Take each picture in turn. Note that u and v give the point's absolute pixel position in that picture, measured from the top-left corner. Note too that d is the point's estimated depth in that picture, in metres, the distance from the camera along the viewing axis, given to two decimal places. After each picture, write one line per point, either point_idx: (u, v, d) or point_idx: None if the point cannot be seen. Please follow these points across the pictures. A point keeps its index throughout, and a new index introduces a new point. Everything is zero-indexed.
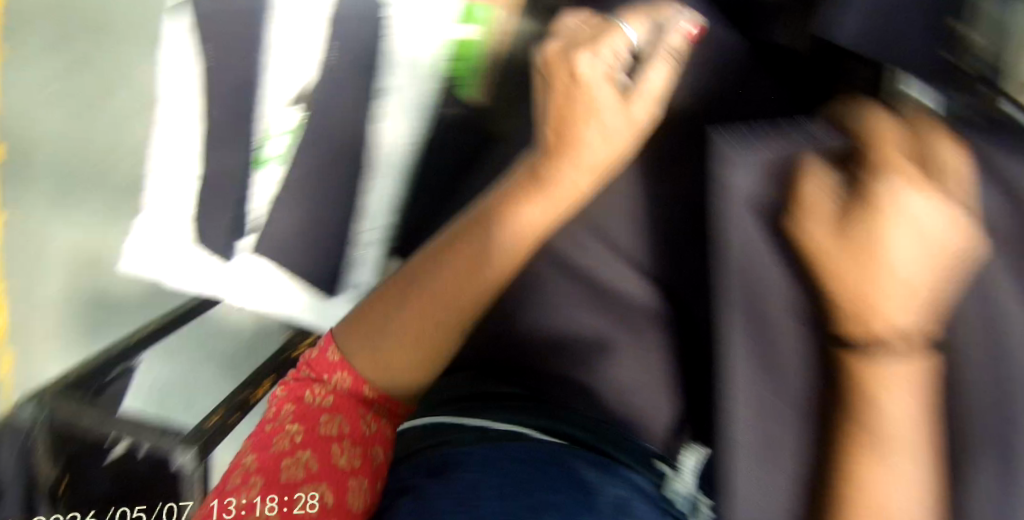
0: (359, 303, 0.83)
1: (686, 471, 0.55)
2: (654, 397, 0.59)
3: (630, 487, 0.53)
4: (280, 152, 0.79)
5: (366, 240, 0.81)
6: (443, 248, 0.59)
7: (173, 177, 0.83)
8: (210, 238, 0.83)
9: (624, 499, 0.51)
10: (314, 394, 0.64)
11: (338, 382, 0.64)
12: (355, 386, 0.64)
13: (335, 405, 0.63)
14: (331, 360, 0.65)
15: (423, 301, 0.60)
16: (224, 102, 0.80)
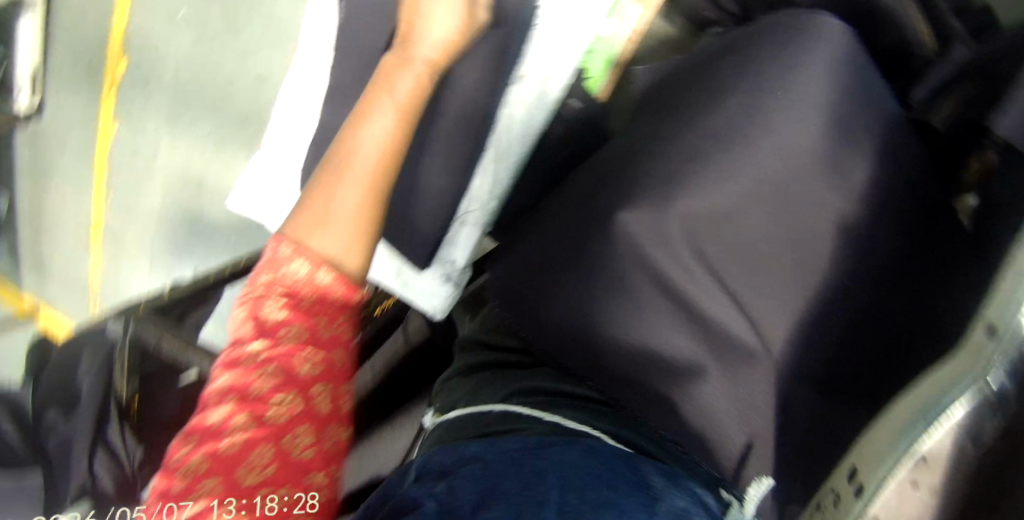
0: (450, 280, 0.87)
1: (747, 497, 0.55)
2: (727, 424, 0.58)
3: (692, 499, 0.45)
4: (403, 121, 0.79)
5: (470, 220, 0.85)
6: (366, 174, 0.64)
7: (296, 124, 0.86)
8: (319, 190, 0.82)
9: (689, 508, 0.43)
10: (274, 298, 0.58)
11: (291, 321, 0.57)
12: (316, 336, 0.58)
13: (299, 366, 0.57)
14: (286, 252, 0.60)
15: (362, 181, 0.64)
16: (358, 56, 0.81)
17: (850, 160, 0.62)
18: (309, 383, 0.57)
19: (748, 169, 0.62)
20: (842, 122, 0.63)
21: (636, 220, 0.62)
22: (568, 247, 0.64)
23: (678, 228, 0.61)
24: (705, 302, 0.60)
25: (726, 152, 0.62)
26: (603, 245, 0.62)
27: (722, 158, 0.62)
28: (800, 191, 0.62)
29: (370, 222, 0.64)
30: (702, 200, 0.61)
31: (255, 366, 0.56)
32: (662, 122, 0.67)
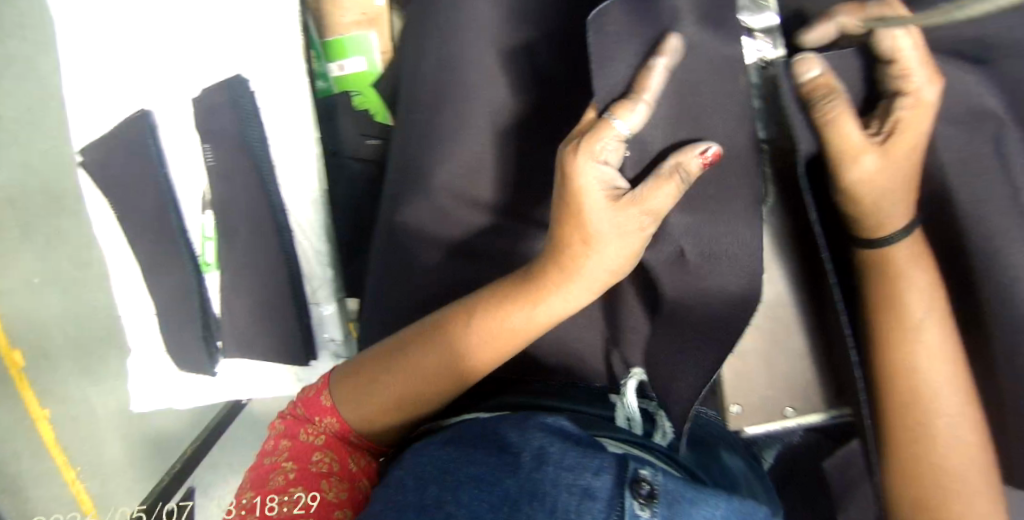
0: (341, 356, 0.86)
1: (625, 391, 0.56)
2: (583, 335, 0.62)
3: (547, 429, 0.50)
4: (215, 257, 0.82)
5: (321, 297, 0.83)
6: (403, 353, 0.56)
7: (138, 317, 0.85)
8: (189, 357, 0.83)
9: (545, 444, 0.49)
10: (313, 426, 0.58)
11: (301, 399, 0.59)
12: (312, 401, 0.59)
13: (331, 426, 0.57)
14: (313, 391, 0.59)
15: (403, 365, 0.55)
16: (143, 229, 0.81)
17: None
18: (344, 433, 0.57)
19: (477, 116, 0.65)
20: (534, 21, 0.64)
21: (413, 213, 0.66)
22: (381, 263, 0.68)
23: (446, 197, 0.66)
24: (504, 244, 0.65)
25: (460, 117, 0.66)
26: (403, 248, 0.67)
27: (448, 120, 0.66)
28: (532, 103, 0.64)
29: (435, 378, 0.55)
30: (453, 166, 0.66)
31: (308, 439, 0.57)
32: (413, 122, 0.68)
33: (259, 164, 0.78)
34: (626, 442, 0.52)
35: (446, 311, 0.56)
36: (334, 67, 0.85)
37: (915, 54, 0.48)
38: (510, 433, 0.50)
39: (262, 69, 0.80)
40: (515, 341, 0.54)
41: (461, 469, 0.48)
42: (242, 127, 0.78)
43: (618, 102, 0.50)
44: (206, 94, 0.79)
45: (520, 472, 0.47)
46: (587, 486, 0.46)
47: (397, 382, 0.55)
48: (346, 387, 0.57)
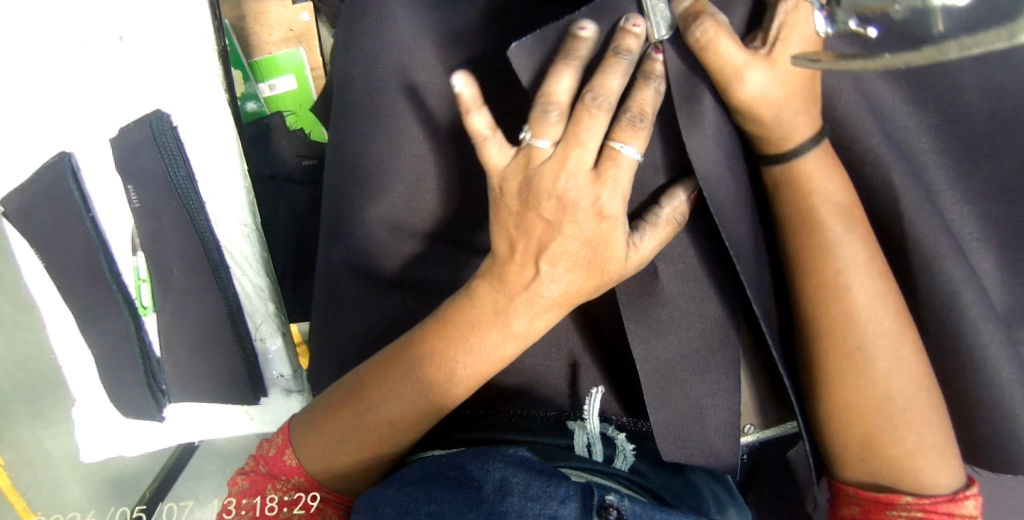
0: (292, 391, 0.87)
1: (587, 417, 0.56)
2: (541, 365, 0.60)
3: (508, 460, 0.49)
4: (153, 299, 0.79)
5: (265, 333, 0.84)
6: (380, 374, 0.51)
7: (81, 367, 0.82)
8: (136, 406, 0.81)
9: (507, 474, 0.48)
10: (280, 482, 0.53)
11: (263, 458, 0.55)
12: (276, 459, 0.54)
13: (300, 482, 0.53)
14: (275, 449, 0.55)
15: (377, 393, 0.51)
16: (74, 277, 0.77)
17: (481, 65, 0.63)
18: (314, 487, 0.53)
19: (407, 141, 0.63)
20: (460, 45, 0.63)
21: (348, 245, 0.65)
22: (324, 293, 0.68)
23: (378, 223, 0.64)
24: (441, 270, 0.64)
25: (391, 143, 0.63)
26: (344, 279, 0.65)
27: (377, 147, 0.64)
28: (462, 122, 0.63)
29: (420, 410, 0.51)
30: (388, 195, 0.64)
31: (272, 499, 0.52)
32: (351, 149, 0.66)
33: (188, 202, 0.76)
34: (590, 470, 0.52)
35: (408, 341, 0.51)
36: (264, 86, 1.07)
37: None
38: (467, 466, 0.50)
39: (186, 102, 0.77)
40: (491, 368, 0.50)
41: (420, 506, 0.46)
42: (165, 166, 0.75)
43: (618, 125, 0.46)
44: (126, 132, 0.74)
45: (486, 503, 0.46)
46: (555, 515, 0.45)
47: (378, 410, 0.51)
48: (314, 440, 0.52)
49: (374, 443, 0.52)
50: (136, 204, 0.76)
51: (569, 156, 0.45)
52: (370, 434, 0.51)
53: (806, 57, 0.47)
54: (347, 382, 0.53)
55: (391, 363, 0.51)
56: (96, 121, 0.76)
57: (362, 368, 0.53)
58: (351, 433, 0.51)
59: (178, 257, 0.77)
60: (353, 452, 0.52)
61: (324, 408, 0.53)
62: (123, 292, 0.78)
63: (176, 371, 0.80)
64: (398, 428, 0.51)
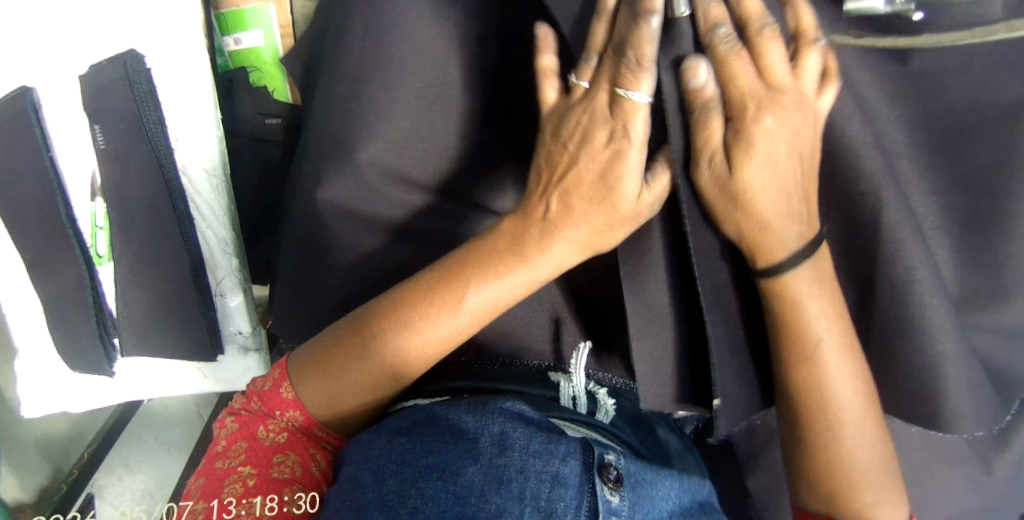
0: (250, 349, 0.84)
1: (574, 371, 0.59)
2: (523, 326, 0.62)
3: (507, 415, 0.52)
4: (109, 248, 0.76)
5: (226, 289, 0.81)
6: (376, 319, 0.53)
7: (28, 317, 0.78)
8: (86, 358, 0.78)
9: (506, 429, 0.50)
10: (274, 420, 0.53)
11: (257, 393, 0.54)
12: (272, 394, 0.54)
13: (294, 420, 0.53)
14: (274, 382, 0.54)
15: (372, 337, 0.52)
16: (28, 220, 0.73)
17: None
18: (309, 426, 0.54)
19: (400, 96, 0.63)
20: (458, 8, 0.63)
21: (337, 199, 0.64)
22: (303, 248, 0.67)
23: (363, 180, 0.64)
24: (430, 229, 0.65)
25: (382, 98, 0.63)
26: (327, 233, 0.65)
27: (366, 102, 0.63)
28: (451, 79, 0.63)
29: (413, 357, 0.52)
30: (376, 153, 0.63)
31: (265, 437, 0.53)
32: (336, 102, 0.64)
33: (155, 148, 0.72)
34: (573, 421, 0.56)
35: (421, 275, 0.53)
36: (228, 40, 1.00)
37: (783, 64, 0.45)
38: (461, 419, 0.52)
39: (160, 44, 0.74)
40: (503, 301, 0.51)
41: (418, 459, 0.49)
42: (135, 108, 0.72)
43: (621, 74, 0.46)
44: (96, 70, 0.71)
45: (484, 459, 0.49)
46: (556, 473, 0.49)
47: (371, 355, 0.52)
48: (317, 371, 0.53)
49: (364, 389, 0.53)
50: (101, 147, 0.73)
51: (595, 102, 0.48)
52: (360, 380, 0.52)
53: (778, 157, 0.45)
54: (343, 324, 0.54)
55: (388, 311, 0.52)
56: (60, 56, 0.72)
57: (358, 313, 0.54)
58: (341, 378, 0.52)
59: (140, 205, 0.74)
60: (343, 394, 0.53)
61: (316, 349, 0.54)
62: (79, 239, 0.74)
63: (132, 324, 0.77)
64: (387, 377, 0.52)
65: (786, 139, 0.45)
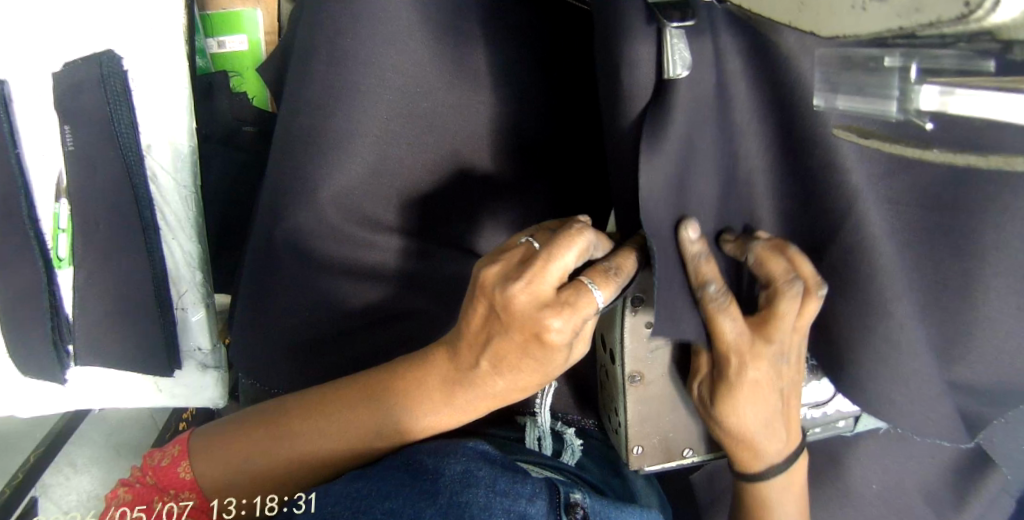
0: (208, 366, 0.81)
1: (539, 412, 0.59)
2: None
3: (471, 455, 0.51)
4: (69, 252, 0.73)
5: (187, 302, 0.78)
6: (319, 405, 0.53)
7: None
8: (36, 364, 0.75)
9: (469, 467, 0.49)
10: (169, 493, 0.52)
11: (153, 467, 0.53)
12: (168, 470, 0.53)
13: (190, 500, 0.52)
14: (169, 460, 0.53)
15: (313, 421, 0.53)
16: None
17: (470, 53, 0.62)
18: (206, 504, 0.52)
19: (379, 117, 0.62)
20: (445, 35, 0.62)
21: (309, 223, 0.63)
22: (269, 273, 0.66)
23: (336, 205, 0.63)
24: (405, 259, 0.64)
25: (360, 120, 0.61)
26: (298, 259, 0.64)
27: (344, 126, 0.61)
28: (431, 106, 0.62)
29: (351, 444, 0.52)
30: (350, 179, 0.62)
31: (160, 509, 0.50)
32: (313, 124, 0.62)
33: (126, 153, 0.70)
34: (540, 464, 0.55)
35: (351, 387, 0.53)
36: (212, 43, 0.97)
37: (794, 313, 0.44)
38: (427, 459, 0.50)
39: (138, 46, 0.72)
40: (436, 425, 0.52)
41: (375, 501, 0.46)
42: (108, 110, 0.69)
43: (594, 270, 0.43)
44: (70, 68, 0.69)
45: (441, 499, 0.46)
46: (523, 512, 0.47)
47: (310, 442, 0.52)
48: (218, 452, 0.53)
49: (298, 469, 0.53)
50: (70, 147, 0.70)
51: (601, 245, 0.45)
52: (293, 459, 0.52)
53: (765, 370, 0.46)
54: (294, 400, 0.54)
55: (334, 395, 0.53)
56: (33, 51, 0.70)
57: (307, 395, 0.54)
58: (271, 458, 0.52)
59: (105, 211, 0.71)
60: (270, 478, 0.52)
61: (259, 418, 0.54)
62: (39, 240, 0.71)
63: (88, 331, 0.74)
64: (326, 464, 0.52)
65: (780, 358, 0.46)
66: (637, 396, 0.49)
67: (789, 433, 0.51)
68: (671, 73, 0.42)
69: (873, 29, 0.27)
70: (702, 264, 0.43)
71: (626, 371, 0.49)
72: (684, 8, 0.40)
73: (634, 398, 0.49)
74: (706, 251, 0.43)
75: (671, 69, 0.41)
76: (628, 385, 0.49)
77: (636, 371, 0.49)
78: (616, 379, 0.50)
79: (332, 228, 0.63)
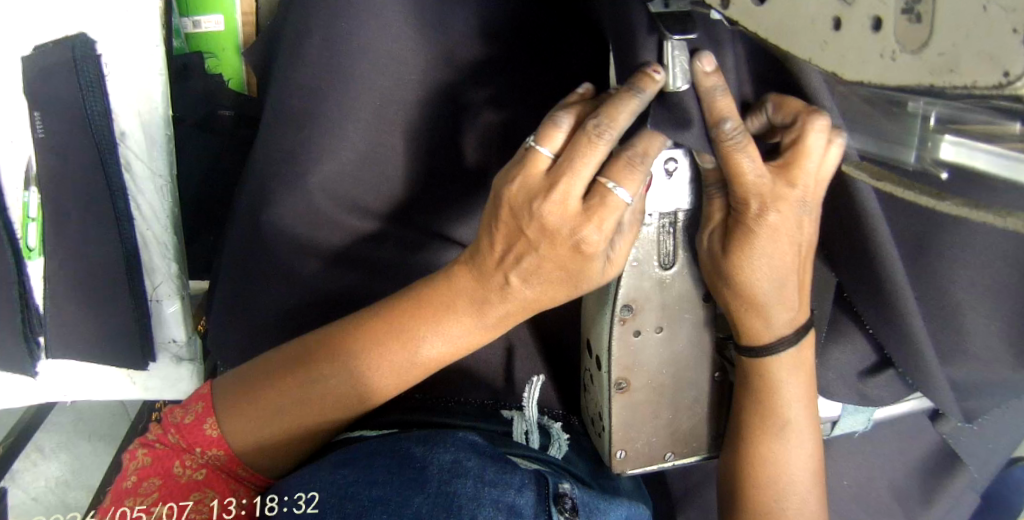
0: (183, 359, 0.79)
1: (527, 406, 0.60)
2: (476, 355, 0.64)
3: (459, 445, 0.50)
4: (40, 241, 0.71)
5: (162, 294, 0.76)
6: (331, 342, 0.48)
7: None
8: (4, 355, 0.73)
9: (459, 457, 0.49)
10: (192, 456, 0.49)
11: (175, 426, 0.49)
12: (192, 428, 0.49)
13: (216, 457, 0.49)
14: (193, 414, 0.49)
15: (327, 365, 0.48)
16: None
17: (459, 50, 0.60)
18: (233, 465, 0.49)
19: (370, 108, 0.61)
20: (435, 30, 0.60)
21: (293, 216, 0.62)
22: (250, 268, 0.64)
23: (320, 200, 0.62)
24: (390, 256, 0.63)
25: (348, 113, 0.61)
26: (283, 251, 0.63)
27: (332, 121, 0.61)
28: (418, 102, 0.61)
29: (375, 385, 0.48)
30: (335, 172, 0.61)
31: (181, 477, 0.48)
32: (298, 118, 0.61)
33: (100, 141, 0.68)
34: (528, 456, 0.55)
35: (375, 313, 0.49)
36: (188, 22, 0.92)
37: (820, 155, 0.40)
38: (412, 450, 0.50)
39: (109, 29, 0.68)
40: (453, 353, 0.48)
41: (363, 492, 0.47)
42: (80, 96, 0.67)
43: (617, 162, 0.41)
44: (40, 52, 0.67)
45: (430, 487, 0.47)
46: (512, 503, 0.47)
47: (327, 389, 0.48)
48: (236, 404, 0.48)
49: (317, 417, 0.48)
50: (40, 134, 0.68)
51: (610, 122, 0.40)
52: (308, 403, 0.48)
53: (790, 224, 0.42)
54: (301, 343, 0.50)
55: (345, 331, 0.49)
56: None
57: (312, 336, 0.50)
58: (283, 404, 0.48)
59: (77, 200, 0.69)
60: (290, 429, 0.48)
61: (267, 368, 0.49)
62: (7, 229, 0.69)
63: (59, 323, 0.72)
64: (345, 408, 0.48)
65: (805, 212, 0.43)
66: (623, 403, 0.49)
67: (800, 301, 0.47)
68: (671, 86, 0.40)
69: (901, 82, 0.25)
70: (718, 98, 0.40)
71: (612, 377, 0.48)
72: (684, 21, 0.40)
73: (619, 404, 0.49)
74: (722, 84, 0.40)
75: (672, 82, 0.40)
76: (614, 391, 0.48)
77: (623, 377, 0.48)
78: (601, 384, 0.50)
79: (316, 224, 0.62)
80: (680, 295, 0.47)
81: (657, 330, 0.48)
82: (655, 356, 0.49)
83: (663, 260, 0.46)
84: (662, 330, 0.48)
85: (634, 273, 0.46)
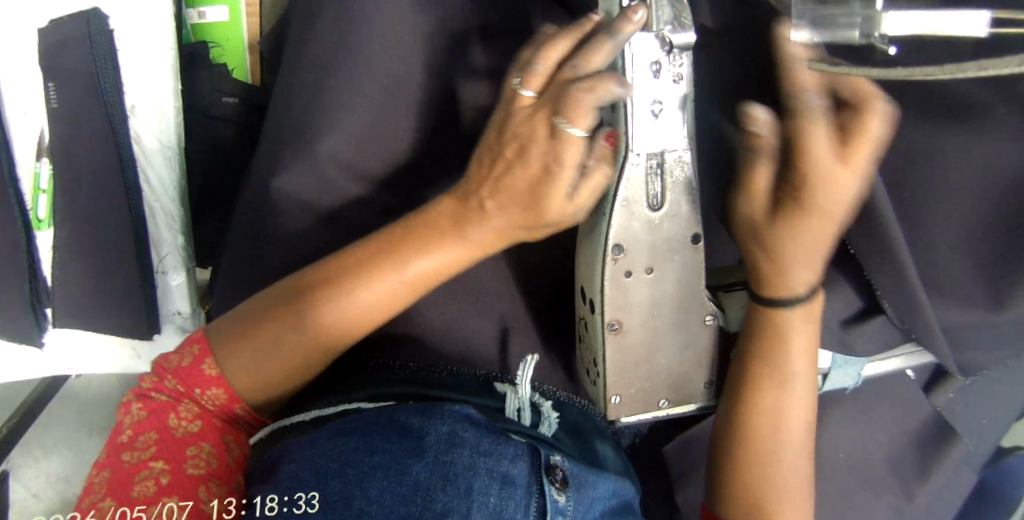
0: (187, 331, 0.80)
1: (518, 383, 0.59)
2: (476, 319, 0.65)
3: (456, 417, 0.49)
4: (49, 212, 0.73)
5: (168, 266, 0.77)
6: (327, 275, 0.50)
7: None
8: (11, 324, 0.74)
9: (457, 428, 0.47)
10: (188, 404, 0.50)
11: (173, 369, 0.50)
12: (192, 370, 0.50)
13: (215, 395, 0.50)
14: (191, 358, 0.50)
15: (322, 295, 0.49)
16: None
17: (460, 20, 0.63)
18: (230, 406, 0.51)
19: (373, 77, 0.63)
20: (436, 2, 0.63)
21: (297, 180, 0.63)
22: (253, 234, 0.66)
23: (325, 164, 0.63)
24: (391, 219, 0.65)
25: (352, 81, 0.62)
26: (283, 219, 0.64)
27: (337, 87, 0.62)
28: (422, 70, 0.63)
29: (370, 310, 0.50)
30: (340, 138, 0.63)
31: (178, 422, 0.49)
32: (304, 85, 0.63)
33: (111, 113, 0.70)
34: (512, 430, 0.55)
35: (365, 246, 0.50)
36: (193, 13, 0.95)
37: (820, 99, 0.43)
38: (408, 417, 0.49)
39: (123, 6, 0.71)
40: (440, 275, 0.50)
41: (360, 459, 0.45)
42: (94, 69, 0.69)
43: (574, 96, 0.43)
44: (56, 26, 0.69)
45: (428, 455, 0.45)
46: (506, 473, 0.46)
47: (328, 321, 0.49)
48: (235, 342, 0.49)
49: (318, 347, 0.50)
50: (54, 106, 0.70)
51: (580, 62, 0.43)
52: (307, 334, 0.49)
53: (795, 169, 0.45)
54: (296, 278, 0.51)
55: (339, 264, 0.50)
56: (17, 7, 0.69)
57: (304, 271, 0.51)
58: (283, 338, 0.49)
59: (88, 171, 0.71)
60: (292, 362, 0.50)
61: (263, 307, 0.50)
62: (18, 199, 0.71)
63: (67, 293, 0.74)
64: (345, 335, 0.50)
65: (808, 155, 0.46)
66: (616, 345, 0.50)
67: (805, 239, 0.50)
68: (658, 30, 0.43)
69: None
70: None
71: (604, 318, 0.50)
72: None
73: (613, 347, 0.50)
74: None
75: (656, 26, 0.43)
76: (608, 333, 0.50)
77: (615, 319, 0.50)
78: (595, 329, 0.51)
79: (320, 187, 0.64)
80: (670, 240, 0.49)
81: (648, 272, 0.50)
82: (646, 301, 0.50)
83: (652, 202, 0.48)
84: (653, 273, 0.50)
85: (625, 212, 0.47)
